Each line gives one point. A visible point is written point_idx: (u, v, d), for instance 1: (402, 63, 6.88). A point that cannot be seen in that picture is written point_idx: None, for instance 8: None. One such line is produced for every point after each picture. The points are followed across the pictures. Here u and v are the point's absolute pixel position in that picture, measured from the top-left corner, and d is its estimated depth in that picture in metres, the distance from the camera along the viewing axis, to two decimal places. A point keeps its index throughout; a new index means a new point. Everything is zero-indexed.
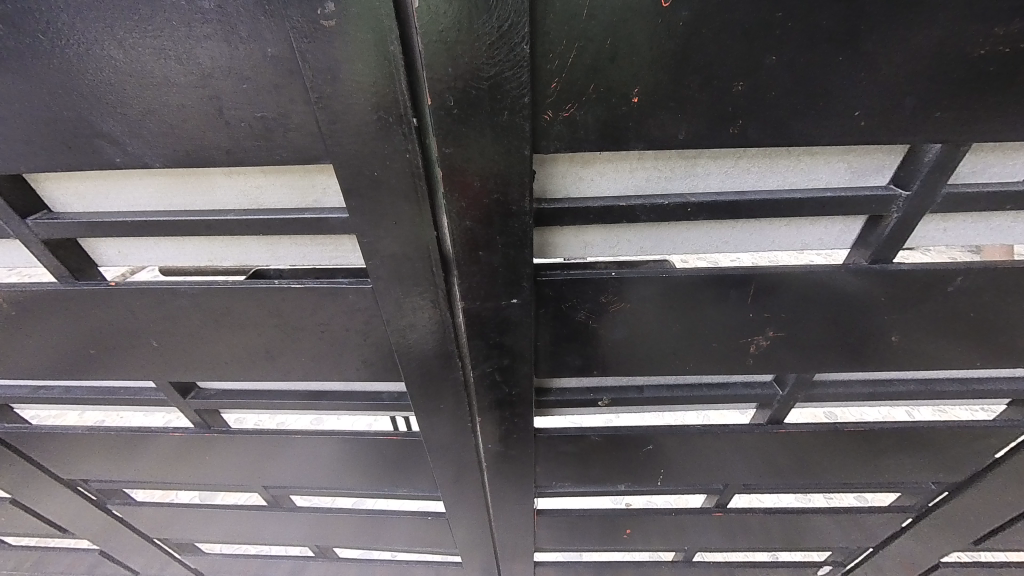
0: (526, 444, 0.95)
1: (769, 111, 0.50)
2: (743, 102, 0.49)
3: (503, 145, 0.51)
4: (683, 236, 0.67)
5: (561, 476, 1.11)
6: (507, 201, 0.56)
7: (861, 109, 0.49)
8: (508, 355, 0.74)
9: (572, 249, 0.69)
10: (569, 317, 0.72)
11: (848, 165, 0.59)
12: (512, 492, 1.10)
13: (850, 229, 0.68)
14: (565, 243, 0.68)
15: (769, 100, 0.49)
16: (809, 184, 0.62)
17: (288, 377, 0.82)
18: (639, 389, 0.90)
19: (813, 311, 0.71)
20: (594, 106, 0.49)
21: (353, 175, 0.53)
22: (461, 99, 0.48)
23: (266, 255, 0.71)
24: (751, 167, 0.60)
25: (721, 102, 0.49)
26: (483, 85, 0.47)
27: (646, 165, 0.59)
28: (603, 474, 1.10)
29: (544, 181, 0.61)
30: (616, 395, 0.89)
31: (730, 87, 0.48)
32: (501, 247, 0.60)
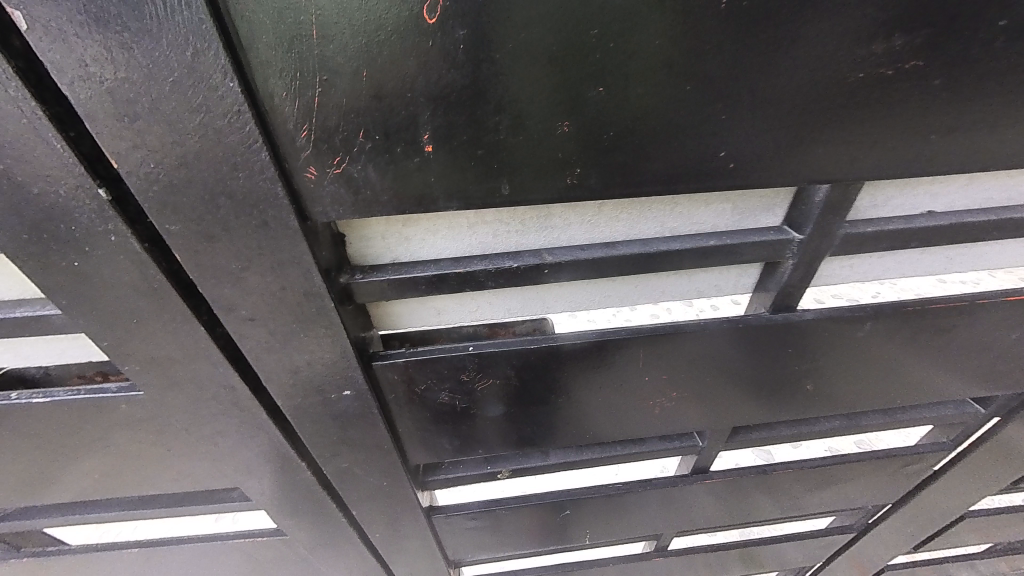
0: (420, 528, 0.81)
1: (612, 157, 0.37)
2: (574, 146, 0.36)
3: (251, 218, 0.36)
4: (555, 295, 0.55)
5: (477, 549, 0.97)
6: (289, 284, 0.41)
7: (727, 149, 0.38)
8: (361, 445, 0.61)
9: (424, 317, 0.56)
10: (429, 399, 0.58)
11: (729, 206, 0.49)
12: (419, 571, 0.95)
13: (748, 274, 0.58)
14: (410, 312, 0.55)
15: (609, 142, 0.37)
16: (690, 231, 0.51)
17: (86, 493, 0.64)
18: (542, 456, 0.78)
19: (714, 366, 0.61)
20: (374, 159, 0.35)
21: (43, 268, 0.37)
22: (163, 159, 0.32)
23: (9, 354, 0.53)
24: (617, 215, 0.48)
25: (546, 147, 0.36)
26: (187, 140, 0.31)
27: (485, 220, 0.46)
28: (524, 541, 0.97)
29: (360, 245, 0.47)
30: (517, 467, 0.77)
31: (554, 128, 0.35)
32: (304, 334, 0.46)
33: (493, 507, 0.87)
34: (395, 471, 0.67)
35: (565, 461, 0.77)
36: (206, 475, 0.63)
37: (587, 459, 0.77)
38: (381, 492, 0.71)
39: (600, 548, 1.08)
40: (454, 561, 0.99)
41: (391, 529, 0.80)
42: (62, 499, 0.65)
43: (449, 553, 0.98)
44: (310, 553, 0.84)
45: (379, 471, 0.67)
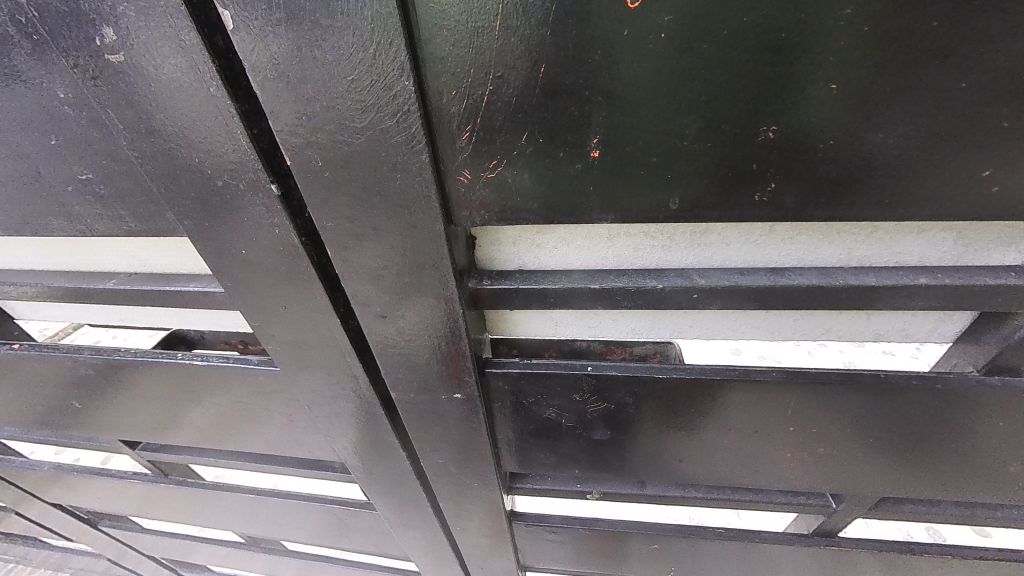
0: (501, 531, 0.80)
1: (820, 172, 0.30)
2: (774, 156, 0.30)
3: (401, 220, 0.35)
4: (690, 319, 0.49)
5: (551, 559, 0.94)
6: (423, 287, 0.40)
7: (995, 167, 0.28)
8: (460, 445, 0.60)
9: (539, 328, 0.53)
10: (536, 411, 0.56)
11: (953, 236, 0.38)
12: (491, 567, 0.95)
13: (953, 320, 0.45)
14: (527, 321, 0.52)
15: (820, 153, 0.29)
16: (884, 263, 0.41)
17: (222, 444, 0.73)
18: (639, 485, 0.72)
19: (882, 428, 0.50)
20: (532, 164, 0.32)
21: (216, 253, 0.40)
22: (331, 158, 0.32)
23: (176, 319, 0.60)
24: (790, 237, 0.40)
25: (736, 157, 0.30)
26: (355, 140, 0.30)
27: (629, 233, 0.41)
28: (600, 563, 0.92)
29: (491, 250, 0.45)
30: (610, 491, 0.72)
31: (752, 134, 0.29)
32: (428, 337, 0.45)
33: (574, 524, 0.83)
34: (487, 475, 0.66)
35: (664, 495, 0.71)
36: (319, 447, 0.68)
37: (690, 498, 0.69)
38: (470, 491, 0.70)
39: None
40: (524, 566, 0.98)
41: (473, 525, 0.80)
42: (204, 445, 0.74)
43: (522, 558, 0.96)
44: (394, 530, 0.88)
45: (472, 472, 0.66)
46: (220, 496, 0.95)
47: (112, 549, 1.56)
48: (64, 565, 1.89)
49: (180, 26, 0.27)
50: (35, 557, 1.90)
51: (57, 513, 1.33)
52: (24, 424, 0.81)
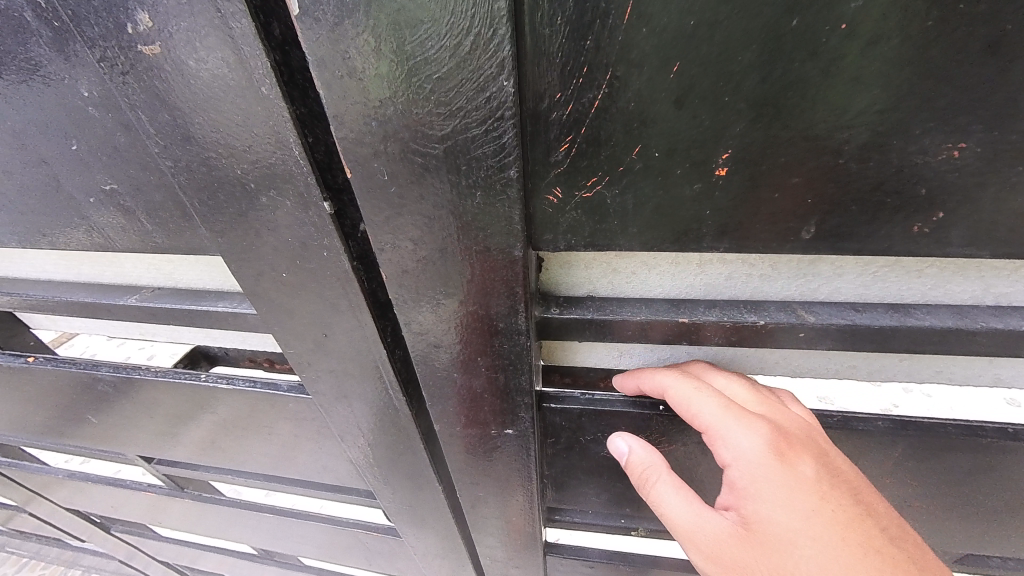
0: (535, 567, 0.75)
1: (1007, 201, 0.24)
2: (947, 180, 0.24)
3: (475, 244, 0.29)
4: (783, 355, 0.45)
5: None
6: (485, 317, 0.34)
7: None
8: (503, 482, 0.55)
9: (601, 357, 0.49)
10: (593, 447, 0.51)
11: None
12: None
13: None
14: (592, 349, 0.48)
15: (1011, 177, 0.24)
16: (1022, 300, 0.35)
17: (243, 465, 0.68)
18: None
19: (990, 478, 0.44)
20: (640, 183, 0.27)
21: (254, 275, 0.35)
22: (401, 172, 0.26)
23: (201, 335, 0.56)
24: (916, 270, 0.35)
25: (899, 180, 0.25)
26: (433, 152, 0.25)
27: (725, 260, 0.36)
28: None
29: (560, 273, 0.40)
30: (655, 527, 0.65)
31: (931, 152, 0.23)
32: (485, 370, 0.39)
33: (613, 561, 0.77)
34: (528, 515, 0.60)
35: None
36: (346, 474, 0.63)
37: None
38: (506, 528, 0.65)
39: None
40: None
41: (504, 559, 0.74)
42: (224, 464, 0.70)
43: None
44: (419, 558, 0.83)
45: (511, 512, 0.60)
46: (236, 512, 0.91)
47: (122, 551, 1.54)
48: (73, 563, 1.88)
49: (232, 11, 0.22)
50: (47, 553, 1.89)
51: (69, 516, 1.31)
52: (38, 434, 0.78)
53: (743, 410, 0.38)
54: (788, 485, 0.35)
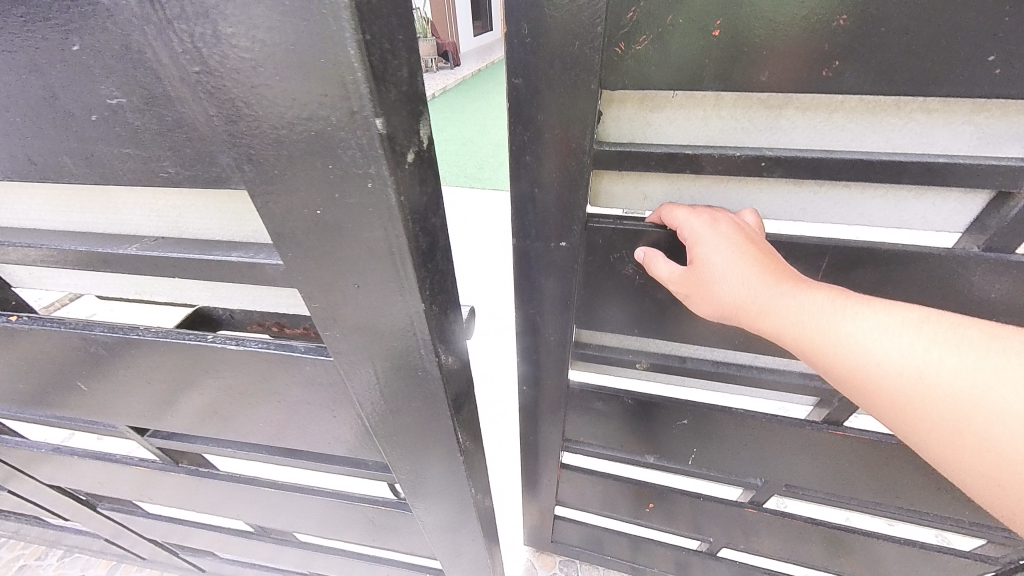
0: (560, 406, 1.00)
1: (874, 54, 0.42)
2: (844, 39, 0.42)
3: (569, 80, 0.52)
4: (755, 197, 0.63)
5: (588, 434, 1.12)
6: (566, 139, 0.57)
7: (997, 53, 0.39)
8: (551, 302, 0.77)
9: (631, 199, 0.69)
10: (618, 265, 0.70)
11: (972, 126, 0.48)
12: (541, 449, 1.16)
13: (965, 207, 0.54)
14: (622, 192, 0.69)
15: (879, 42, 0.41)
16: (914, 150, 0.51)
17: (250, 437, 0.65)
18: (680, 360, 0.92)
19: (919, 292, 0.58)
20: (670, 39, 0.46)
21: (284, 214, 0.31)
22: (548, 33, 0.49)
23: (208, 295, 0.52)
24: (843, 122, 0.51)
25: (815, 39, 0.42)
26: (558, 14, 0.48)
27: (721, 114, 0.55)
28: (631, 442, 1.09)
29: (609, 124, 0.61)
30: (657, 358, 0.92)
31: (829, 20, 0.41)
32: (558, 185, 0.62)
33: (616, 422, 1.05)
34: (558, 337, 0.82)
35: (700, 368, 0.90)
36: (361, 445, 0.60)
37: (720, 370, 0.89)
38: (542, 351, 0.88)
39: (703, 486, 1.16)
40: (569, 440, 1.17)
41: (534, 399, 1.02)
42: (230, 436, 0.66)
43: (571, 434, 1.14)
44: (428, 534, 0.80)
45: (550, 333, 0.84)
46: (236, 487, 0.88)
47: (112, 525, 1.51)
48: (59, 541, 1.83)
49: None
50: (28, 533, 1.83)
51: (53, 494, 1.25)
52: (21, 404, 0.72)
53: (700, 212, 0.58)
54: (720, 244, 0.53)
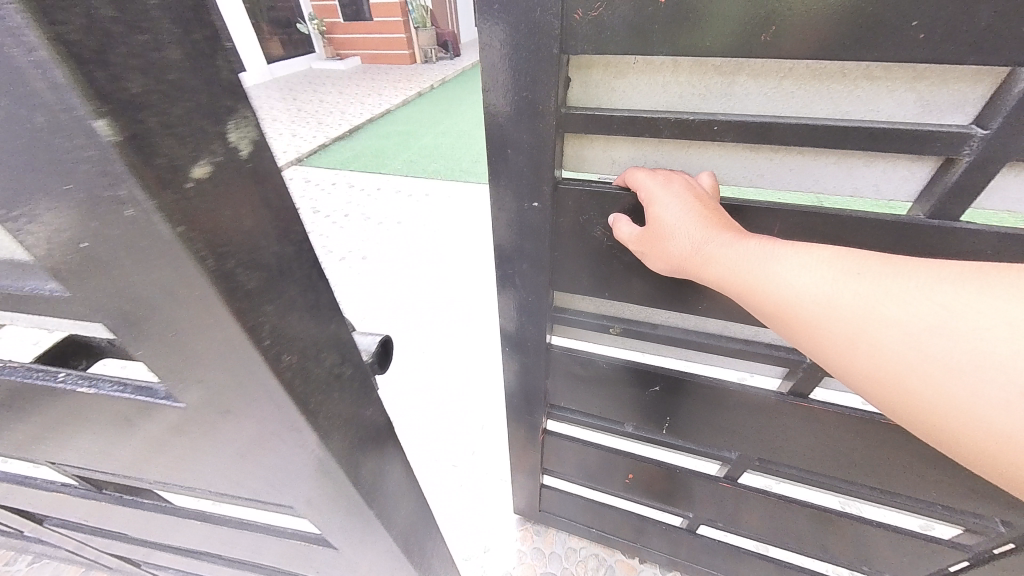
0: (542, 364, 1.08)
1: (810, 15, 0.46)
2: (779, 4, 0.47)
3: (535, 45, 0.60)
4: (715, 162, 0.70)
5: (569, 399, 1.18)
6: (535, 101, 0.66)
7: (923, 20, 0.44)
8: (528, 258, 0.87)
9: (600, 164, 0.78)
10: (588, 228, 0.78)
11: (916, 94, 0.53)
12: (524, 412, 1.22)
13: (916, 176, 0.60)
14: (593, 157, 0.77)
15: (812, 5, 0.46)
16: (865, 116, 0.57)
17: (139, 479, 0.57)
18: (652, 326, 0.97)
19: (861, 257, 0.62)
20: (621, 6, 0.53)
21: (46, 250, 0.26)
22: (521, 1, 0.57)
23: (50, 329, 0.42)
24: (793, 89, 0.58)
25: (755, 4, 0.48)
26: None
27: (679, 79, 0.62)
28: (608, 408, 1.16)
29: (580, 90, 0.69)
30: (629, 322, 0.99)
31: None
32: (527, 147, 0.71)
33: (593, 386, 1.12)
34: (536, 289, 0.91)
35: (670, 332, 0.96)
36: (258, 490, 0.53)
37: (689, 337, 0.95)
38: (523, 305, 0.97)
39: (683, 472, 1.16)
40: (552, 406, 1.23)
41: (518, 355, 1.10)
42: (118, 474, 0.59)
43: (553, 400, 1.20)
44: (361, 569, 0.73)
45: (528, 288, 0.92)
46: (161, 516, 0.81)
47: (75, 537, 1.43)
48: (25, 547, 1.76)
49: None
50: None
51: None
52: None
53: (659, 176, 0.64)
54: (672, 200, 0.59)
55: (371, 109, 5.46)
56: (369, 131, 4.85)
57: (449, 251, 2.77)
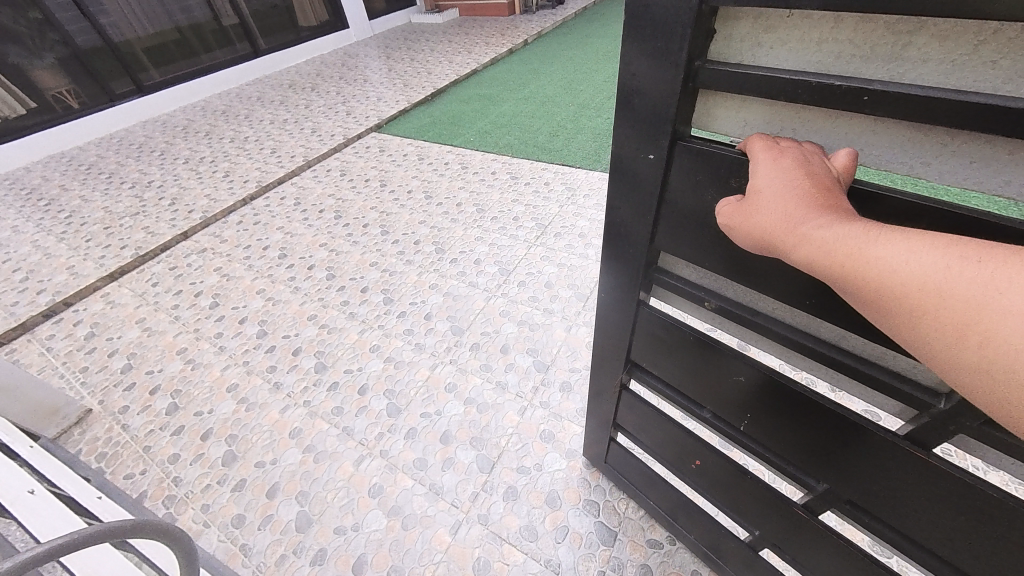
0: (626, 321, 1.00)
1: None
2: None
3: None
4: (867, 143, 0.52)
5: (648, 363, 1.05)
6: (666, 49, 0.56)
7: None
8: (632, 213, 0.78)
9: (730, 129, 0.63)
10: (698, 193, 0.65)
11: None
12: (604, 366, 1.19)
13: None
14: (722, 120, 0.62)
15: None
16: None
17: None
18: (752, 312, 0.76)
19: None
20: None
21: None
22: None
23: None
24: (996, 60, 0.39)
25: None
26: None
27: (837, 37, 0.46)
28: (685, 386, 1.00)
29: (721, 45, 0.55)
30: (730, 302, 0.79)
31: None
32: (653, 96, 0.61)
33: (672, 361, 0.97)
34: (635, 249, 0.84)
35: (778, 325, 0.73)
36: None
37: (797, 335, 0.71)
38: (620, 265, 0.91)
39: (753, 489, 0.99)
40: (630, 362, 1.11)
41: (606, 311, 1.04)
42: None
43: (632, 357, 1.08)
44: None
45: (629, 246, 0.84)
46: None
47: (143, 485, 1.64)
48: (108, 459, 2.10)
49: None
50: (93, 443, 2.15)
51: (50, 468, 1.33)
52: None
53: (768, 141, 0.54)
54: (775, 170, 0.51)
55: (459, 70, 5.24)
56: (451, 95, 4.69)
57: (520, 228, 2.67)
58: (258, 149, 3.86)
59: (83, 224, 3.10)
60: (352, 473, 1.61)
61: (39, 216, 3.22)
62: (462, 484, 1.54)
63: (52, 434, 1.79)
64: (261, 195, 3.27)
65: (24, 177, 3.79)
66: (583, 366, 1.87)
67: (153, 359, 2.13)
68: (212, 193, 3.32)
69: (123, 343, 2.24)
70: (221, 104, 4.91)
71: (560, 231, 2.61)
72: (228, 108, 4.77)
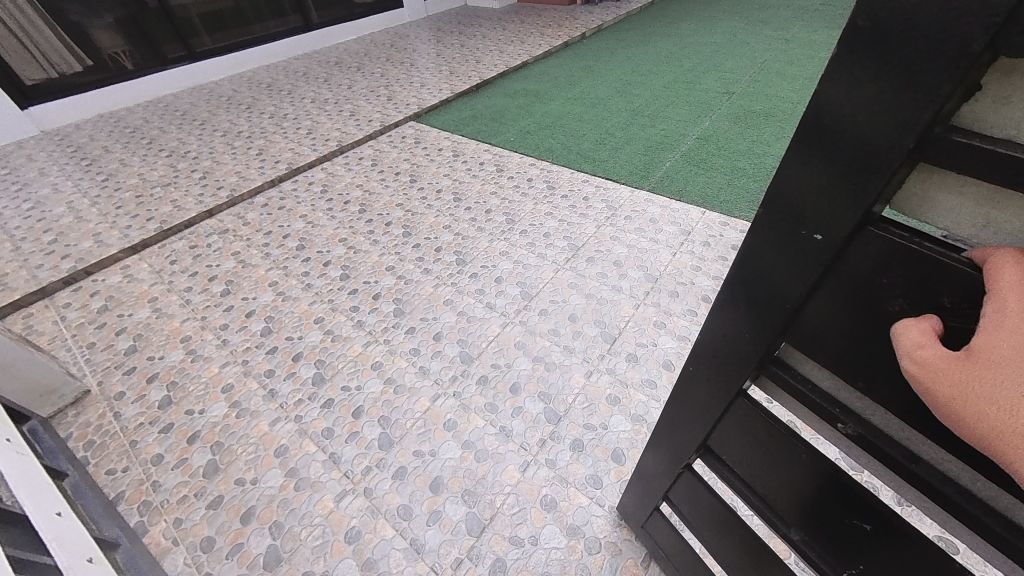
0: (714, 403, 0.84)
1: None
2: None
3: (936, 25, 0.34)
4: None
5: (730, 452, 0.89)
6: (893, 107, 0.39)
7: None
8: (762, 295, 0.62)
9: (958, 224, 0.43)
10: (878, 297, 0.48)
11: None
12: (669, 436, 1.04)
13: None
14: (946, 210, 0.43)
15: None
16: None
17: None
18: (908, 456, 0.54)
19: None
20: None
21: None
22: None
23: None
24: None
25: None
26: None
27: None
28: (775, 491, 0.82)
29: (987, 109, 0.37)
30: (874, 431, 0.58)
31: None
32: (844, 165, 0.45)
33: (766, 459, 0.80)
34: (751, 335, 0.68)
35: (947, 484, 0.51)
36: None
37: (982, 512, 0.48)
38: (722, 344, 0.75)
39: None
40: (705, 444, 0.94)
41: (688, 384, 0.90)
42: None
43: (710, 440, 0.92)
44: None
45: (743, 329, 0.68)
46: None
47: (122, 485, 1.57)
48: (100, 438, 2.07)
49: None
50: None
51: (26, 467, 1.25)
52: None
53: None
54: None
55: (508, 61, 4.99)
56: (496, 87, 4.45)
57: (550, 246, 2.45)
58: (294, 128, 3.79)
59: (118, 190, 3.11)
60: (331, 509, 1.48)
61: (78, 176, 3.27)
62: (447, 545, 1.38)
63: (46, 413, 1.76)
64: (290, 178, 3.20)
65: (74, 134, 3.88)
66: (601, 424, 1.66)
67: (157, 344, 2.08)
68: (243, 171, 3.26)
69: (132, 323, 2.19)
70: (267, 77, 4.89)
71: (593, 255, 2.38)
72: (273, 82, 4.73)
